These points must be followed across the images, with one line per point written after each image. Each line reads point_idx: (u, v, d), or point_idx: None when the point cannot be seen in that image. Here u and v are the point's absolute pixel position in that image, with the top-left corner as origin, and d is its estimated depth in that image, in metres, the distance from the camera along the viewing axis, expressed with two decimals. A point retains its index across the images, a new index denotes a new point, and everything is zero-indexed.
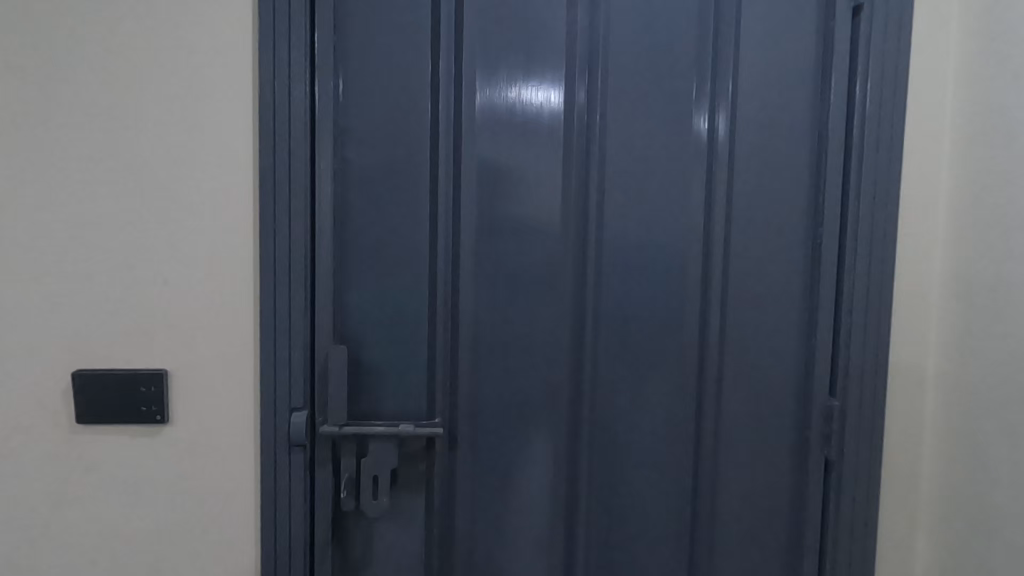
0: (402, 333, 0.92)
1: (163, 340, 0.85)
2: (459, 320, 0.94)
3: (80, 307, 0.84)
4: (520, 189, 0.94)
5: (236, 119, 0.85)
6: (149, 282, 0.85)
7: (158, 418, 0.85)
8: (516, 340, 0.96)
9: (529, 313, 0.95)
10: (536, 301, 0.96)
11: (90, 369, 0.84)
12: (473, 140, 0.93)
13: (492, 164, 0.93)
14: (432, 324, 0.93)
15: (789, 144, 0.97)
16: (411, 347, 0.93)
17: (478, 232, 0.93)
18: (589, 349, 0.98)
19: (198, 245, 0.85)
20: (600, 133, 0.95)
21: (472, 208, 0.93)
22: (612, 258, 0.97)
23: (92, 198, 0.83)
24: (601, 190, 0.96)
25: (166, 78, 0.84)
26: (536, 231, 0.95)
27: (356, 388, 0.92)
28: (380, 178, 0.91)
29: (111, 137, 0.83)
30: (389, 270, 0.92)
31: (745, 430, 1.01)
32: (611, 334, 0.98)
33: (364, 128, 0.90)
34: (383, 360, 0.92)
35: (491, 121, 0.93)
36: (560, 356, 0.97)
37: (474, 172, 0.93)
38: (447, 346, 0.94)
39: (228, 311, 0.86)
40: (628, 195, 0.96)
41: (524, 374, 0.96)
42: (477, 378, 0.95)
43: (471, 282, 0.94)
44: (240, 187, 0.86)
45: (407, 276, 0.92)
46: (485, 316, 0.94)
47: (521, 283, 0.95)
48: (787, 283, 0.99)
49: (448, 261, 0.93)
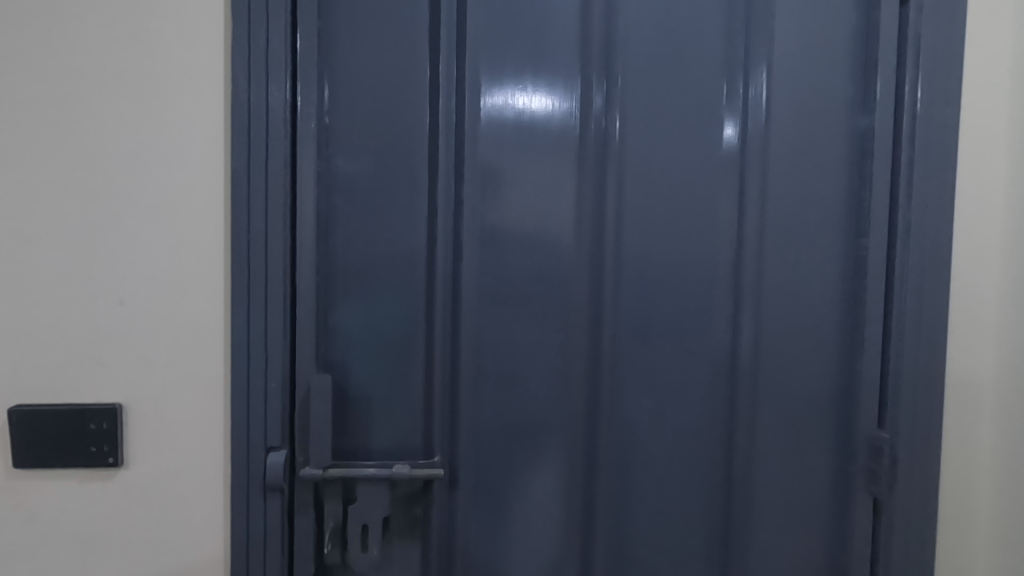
0: (396, 359, 0.81)
1: (117, 370, 0.74)
2: (460, 344, 0.83)
3: (20, 331, 0.72)
4: (528, 197, 0.83)
5: (206, 117, 0.75)
6: (102, 302, 0.73)
7: (111, 460, 0.73)
8: (525, 367, 0.84)
9: (539, 335, 0.84)
10: (547, 322, 0.85)
11: (31, 404, 0.72)
12: (475, 143, 0.82)
13: (497, 169, 0.83)
14: (429, 349, 0.82)
15: (828, 145, 0.87)
16: (407, 376, 0.82)
17: (481, 246, 0.83)
18: (607, 377, 0.86)
19: (159, 259, 0.74)
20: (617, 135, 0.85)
21: (475, 218, 0.82)
22: (632, 274, 0.86)
23: (36, 206, 0.72)
24: (619, 198, 0.85)
25: (125, 69, 0.73)
26: (546, 244, 0.84)
27: (343, 423, 0.81)
28: (371, 183, 0.80)
29: (59, 136, 0.72)
30: (380, 288, 0.81)
31: (781, 464, 0.89)
32: (631, 359, 0.87)
33: (352, 128, 0.80)
34: (373, 390, 0.81)
35: (496, 119, 0.82)
36: (574, 384, 0.86)
37: (476, 178, 0.82)
38: (447, 374, 0.83)
39: (195, 336, 0.75)
40: (650, 203, 0.86)
41: (533, 403, 0.85)
42: (481, 411, 0.84)
43: (473, 302, 0.83)
44: (210, 193, 0.75)
45: (402, 294, 0.81)
46: (490, 339, 0.83)
47: (530, 302, 0.84)
48: (827, 301, 0.88)
49: (448, 278, 0.82)
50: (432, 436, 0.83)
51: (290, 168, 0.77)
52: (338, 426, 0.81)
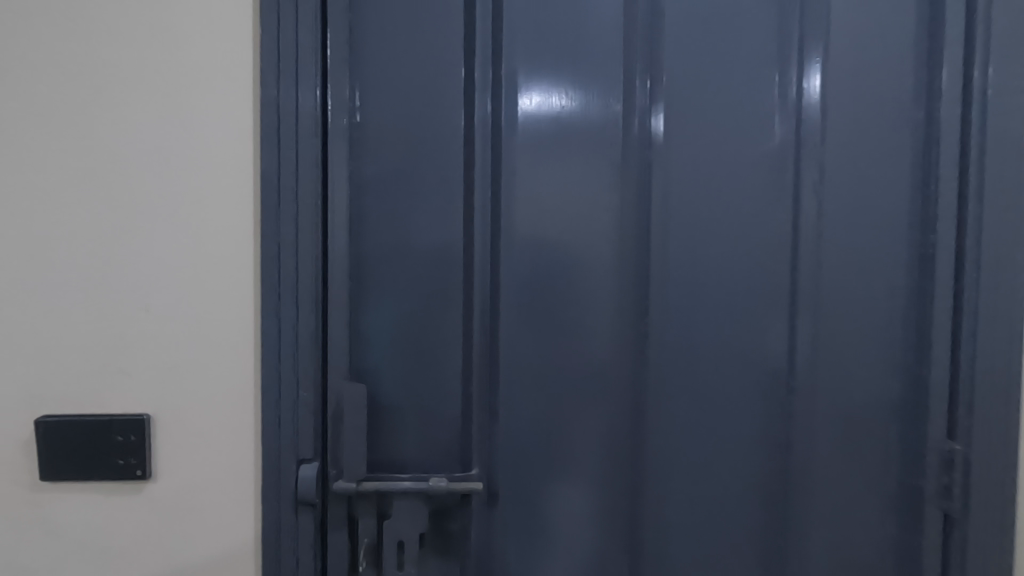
0: (431, 367, 0.77)
1: (145, 379, 0.71)
2: (499, 351, 0.79)
3: (45, 340, 0.70)
4: (568, 195, 0.79)
5: (233, 116, 0.72)
6: (129, 309, 0.71)
7: (138, 473, 0.70)
8: (566, 376, 0.80)
9: (581, 341, 0.80)
10: (589, 329, 0.80)
11: (57, 415, 0.70)
12: (513, 139, 0.78)
13: (535, 167, 0.78)
14: (466, 356, 0.78)
15: (889, 136, 0.81)
16: (443, 385, 0.78)
17: (521, 247, 0.78)
18: (654, 386, 0.81)
19: (186, 264, 0.71)
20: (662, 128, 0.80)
21: (513, 219, 0.78)
22: (680, 275, 0.81)
23: (60, 210, 0.70)
24: (665, 195, 0.80)
25: (151, 67, 0.71)
26: (588, 246, 0.80)
27: (376, 434, 0.77)
28: (404, 183, 0.76)
29: (84, 137, 0.70)
30: (414, 293, 0.77)
31: (842, 478, 0.83)
32: (679, 367, 0.81)
33: (384, 125, 0.76)
34: (407, 400, 0.77)
35: (534, 114, 0.78)
36: (619, 394, 0.81)
37: (514, 177, 0.78)
38: (485, 383, 0.79)
39: (223, 343, 0.72)
40: (697, 200, 0.81)
41: (576, 414, 0.80)
42: (520, 422, 0.79)
43: (511, 307, 0.78)
44: (239, 195, 0.72)
45: (437, 299, 0.77)
46: (529, 345, 0.79)
47: (571, 308, 0.79)
48: (891, 303, 0.82)
49: (485, 282, 0.78)
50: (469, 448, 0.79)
51: (321, 169, 0.74)
52: (371, 438, 0.77)
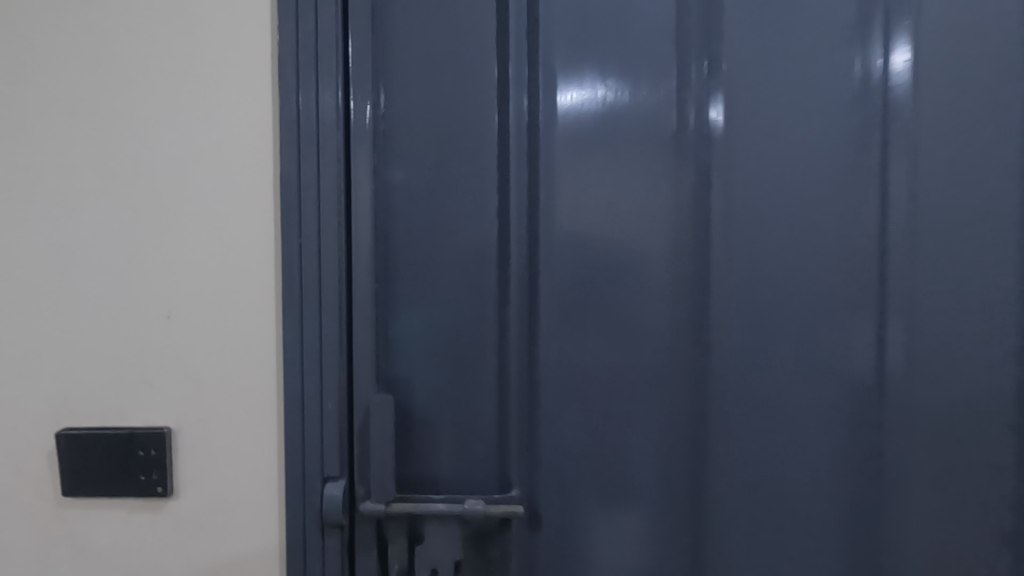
0: (465, 378, 0.70)
1: (166, 391, 0.67)
2: (540, 361, 0.71)
3: (68, 349, 0.67)
4: (615, 186, 0.71)
5: (251, 110, 0.67)
6: (149, 316, 0.67)
7: (160, 489, 0.67)
8: (615, 389, 0.71)
9: (632, 348, 0.71)
10: (641, 335, 0.71)
11: (78, 428, 0.67)
12: (553, 127, 0.70)
13: (578, 157, 0.70)
14: (503, 365, 0.71)
15: (1004, 101, 0.67)
16: (479, 397, 0.71)
17: (562, 246, 0.70)
18: (717, 399, 0.71)
19: (206, 268, 0.67)
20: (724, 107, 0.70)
21: (553, 214, 0.71)
22: (746, 274, 0.70)
23: (81, 214, 0.67)
24: (727, 183, 0.70)
25: (168, 62, 0.67)
26: (638, 242, 0.71)
27: (408, 450, 0.71)
28: (433, 176, 0.70)
29: (104, 137, 0.67)
30: (447, 296, 0.70)
31: (946, 514, 0.69)
32: (747, 378, 0.71)
33: (411, 114, 0.70)
34: (439, 414, 0.71)
35: (575, 97, 0.70)
36: (676, 409, 0.71)
37: (554, 169, 0.70)
38: (525, 396, 0.72)
39: (245, 352, 0.67)
40: (765, 188, 0.70)
41: (627, 429, 0.71)
42: (564, 439, 0.71)
43: (553, 312, 0.71)
44: (258, 194, 0.67)
45: (471, 303, 0.70)
46: (573, 353, 0.71)
47: (620, 312, 0.71)
48: (1007, 304, 0.68)
49: (524, 285, 0.71)
50: (507, 467, 0.71)
51: (344, 166, 0.69)
52: (402, 453, 0.71)
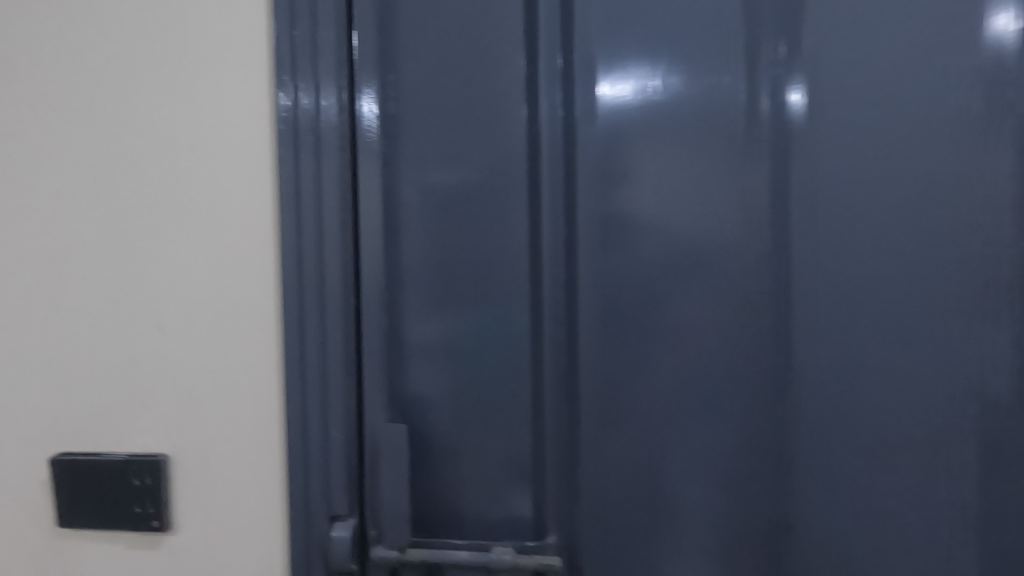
0: (491, 404, 0.60)
1: (162, 414, 0.61)
2: (581, 387, 0.60)
3: (61, 367, 0.62)
4: (669, 172, 0.58)
5: (246, 99, 0.59)
6: (143, 331, 0.61)
7: (155, 524, 0.60)
8: (672, 423, 0.59)
9: (691, 370, 0.58)
10: (703, 358, 0.58)
11: (75, 453, 0.61)
12: (592, 108, 0.58)
13: (623, 142, 0.58)
14: (536, 389, 0.60)
15: None
16: (507, 430, 0.60)
17: (605, 251, 0.59)
18: (803, 438, 0.57)
19: (201, 278, 0.60)
20: (809, 72, 0.56)
21: (593, 212, 0.58)
22: (839, 281, 0.56)
23: (72, 220, 0.62)
24: (813, 168, 0.56)
25: (160, 49, 0.60)
26: (700, 246, 0.58)
27: (424, 492, 0.61)
28: (449, 170, 0.59)
29: (93, 135, 0.61)
30: (468, 311, 0.60)
31: None
32: (842, 412, 0.56)
33: (422, 98, 0.59)
34: (461, 446, 0.60)
35: (619, 66, 0.58)
36: (749, 449, 0.58)
37: (594, 158, 0.58)
38: (562, 430, 0.60)
39: (244, 373, 0.60)
40: (865, 174, 0.55)
41: (686, 469, 0.59)
42: (610, 482, 0.60)
43: (593, 327, 0.59)
44: (255, 194, 0.59)
45: (496, 319, 0.59)
46: (619, 375, 0.59)
47: (677, 330, 0.58)
48: None
49: (559, 296, 0.60)
50: (543, 514, 0.60)
51: (348, 163, 0.59)
52: (418, 495, 0.61)
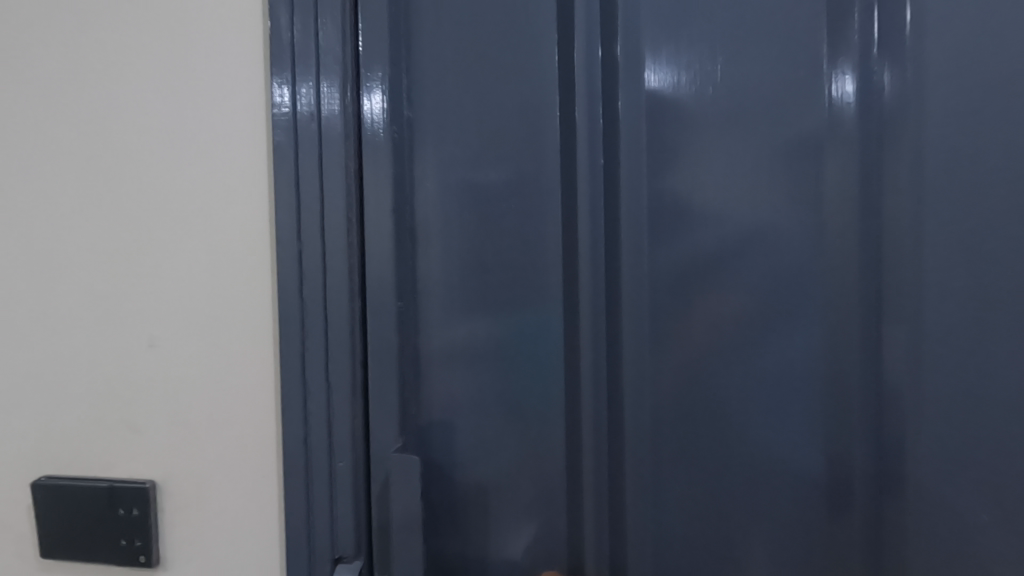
0: (519, 434, 0.51)
1: (150, 437, 0.54)
2: (624, 418, 0.50)
3: (46, 382, 0.56)
4: (736, 156, 0.47)
5: (242, 83, 0.52)
6: (130, 344, 0.55)
7: (142, 559, 0.54)
8: (738, 466, 0.48)
9: (766, 400, 0.47)
10: (777, 389, 0.47)
11: (60, 477, 0.56)
12: (640, 84, 0.49)
13: (676, 125, 0.48)
14: (573, 417, 0.51)
15: None
16: (535, 464, 0.51)
17: (655, 256, 0.49)
18: (909, 489, 0.46)
19: (193, 284, 0.53)
20: (913, 32, 0.45)
21: (638, 210, 0.49)
22: (953, 290, 0.44)
23: (56, 220, 0.56)
24: (920, 151, 0.44)
25: (149, 30, 0.54)
26: (772, 250, 0.47)
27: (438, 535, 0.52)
28: (469, 161, 0.51)
29: (78, 127, 0.55)
30: (489, 325, 0.51)
31: None
32: (958, 458, 0.45)
33: (437, 78, 0.51)
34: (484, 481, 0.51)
35: (671, 32, 0.48)
36: (839, 499, 0.47)
37: (639, 145, 0.49)
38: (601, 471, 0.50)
39: (239, 392, 0.53)
40: (990, 157, 0.43)
41: (757, 521, 0.48)
42: (662, 533, 0.49)
43: (643, 344, 0.49)
44: (251, 190, 0.52)
45: (521, 334, 0.50)
46: (674, 404, 0.49)
47: (745, 353, 0.47)
48: None
49: (600, 308, 0.50)
50: (580, 566, 0.51)
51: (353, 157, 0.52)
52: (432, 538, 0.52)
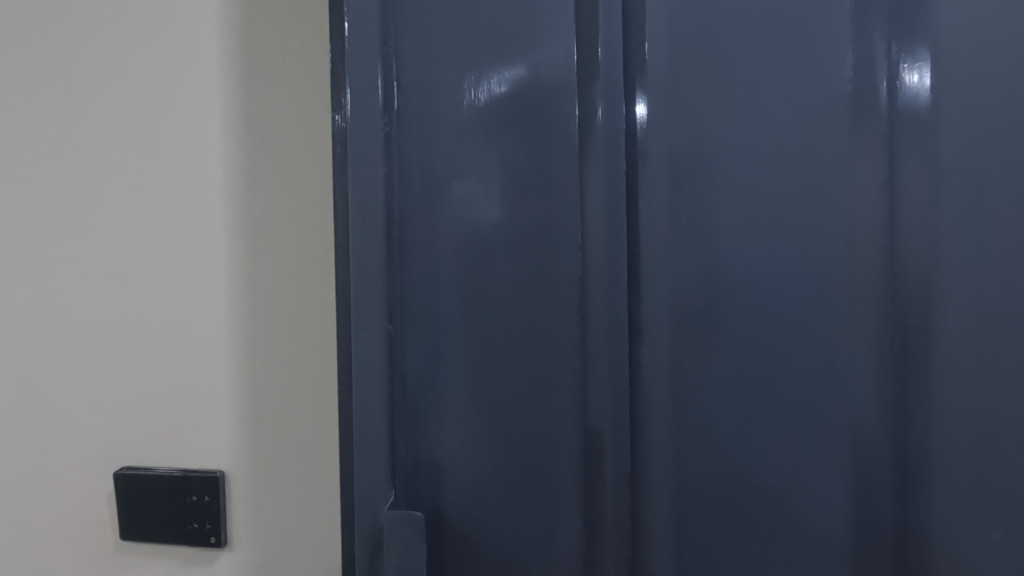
0: (529, 469, 0.46)
1: (217, 432, 0.62)
2: (641, 452, 0.45)
3: (118, 381, 0.63)
4: (757, 168, 0.43)
5: (303, 121, 0.59)
6: (198, 352, 0.62)
7: (213, 540, 0.61)
8: (765, 505, 0.43)
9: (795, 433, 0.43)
10: (809, 410, 0.43)
11: (136, 468, 0.63)
12: (657, 89, 0.45)
13: (688, 134, 0.44)
14: (586, 451, 0.45)
15: None
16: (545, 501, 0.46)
17: (662, 278, 0.45)
18: (955, 534, 0.41)
19: (258, 298, 0.61)
20: (953, 35, 0.41)
21: (656, 223, 0.45)
22: (977, 314, 0.40)
23: (128, 238, 0.63)
24: (940, 167, 0.41)
25: (215, 75, 0.61)
26: (797, 270, 0.43)
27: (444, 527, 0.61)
28: (473, 166, 0.46)
29: (150, 156, 0.62)
30: (495, 350, 0.46)
31: None
32: (991, 500, 0.40)
33: (439, 76, 0.46)
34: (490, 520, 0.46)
35: (680, 38, 0.45)
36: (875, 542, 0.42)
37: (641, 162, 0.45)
38: (626, 495, 0.45)
39: (298, 393, 0.60)
40: (997, 173, 0.40)
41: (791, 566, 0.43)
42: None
43: (660, 372, 0.45)
44: (309, 215, 0.60)
45: (535, 356, 0.45)
46: (694, 439, 0.44)
47: (761, 382, 0.43)
48: None
49: (615, 331, 0.45)
50: None
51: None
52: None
